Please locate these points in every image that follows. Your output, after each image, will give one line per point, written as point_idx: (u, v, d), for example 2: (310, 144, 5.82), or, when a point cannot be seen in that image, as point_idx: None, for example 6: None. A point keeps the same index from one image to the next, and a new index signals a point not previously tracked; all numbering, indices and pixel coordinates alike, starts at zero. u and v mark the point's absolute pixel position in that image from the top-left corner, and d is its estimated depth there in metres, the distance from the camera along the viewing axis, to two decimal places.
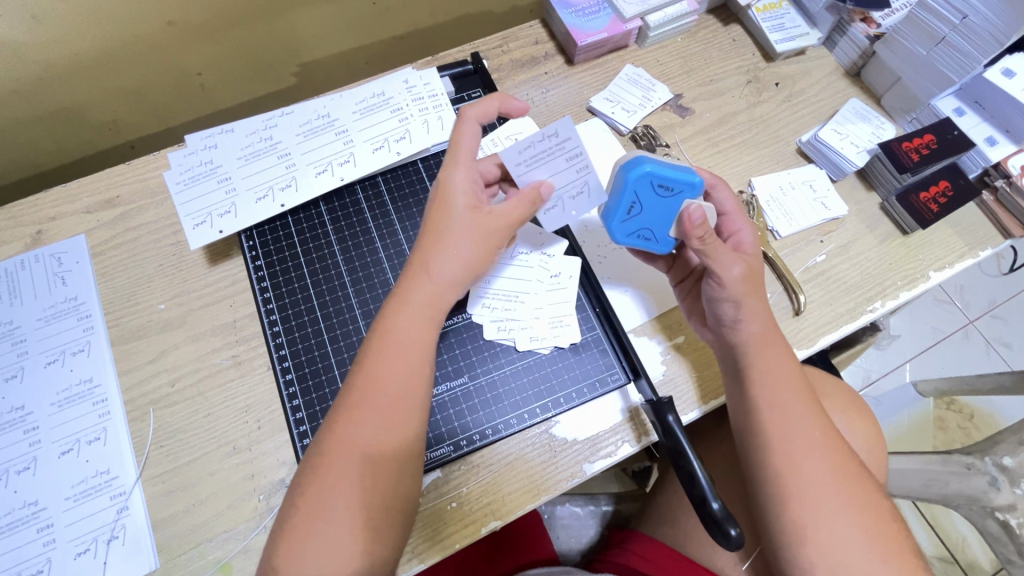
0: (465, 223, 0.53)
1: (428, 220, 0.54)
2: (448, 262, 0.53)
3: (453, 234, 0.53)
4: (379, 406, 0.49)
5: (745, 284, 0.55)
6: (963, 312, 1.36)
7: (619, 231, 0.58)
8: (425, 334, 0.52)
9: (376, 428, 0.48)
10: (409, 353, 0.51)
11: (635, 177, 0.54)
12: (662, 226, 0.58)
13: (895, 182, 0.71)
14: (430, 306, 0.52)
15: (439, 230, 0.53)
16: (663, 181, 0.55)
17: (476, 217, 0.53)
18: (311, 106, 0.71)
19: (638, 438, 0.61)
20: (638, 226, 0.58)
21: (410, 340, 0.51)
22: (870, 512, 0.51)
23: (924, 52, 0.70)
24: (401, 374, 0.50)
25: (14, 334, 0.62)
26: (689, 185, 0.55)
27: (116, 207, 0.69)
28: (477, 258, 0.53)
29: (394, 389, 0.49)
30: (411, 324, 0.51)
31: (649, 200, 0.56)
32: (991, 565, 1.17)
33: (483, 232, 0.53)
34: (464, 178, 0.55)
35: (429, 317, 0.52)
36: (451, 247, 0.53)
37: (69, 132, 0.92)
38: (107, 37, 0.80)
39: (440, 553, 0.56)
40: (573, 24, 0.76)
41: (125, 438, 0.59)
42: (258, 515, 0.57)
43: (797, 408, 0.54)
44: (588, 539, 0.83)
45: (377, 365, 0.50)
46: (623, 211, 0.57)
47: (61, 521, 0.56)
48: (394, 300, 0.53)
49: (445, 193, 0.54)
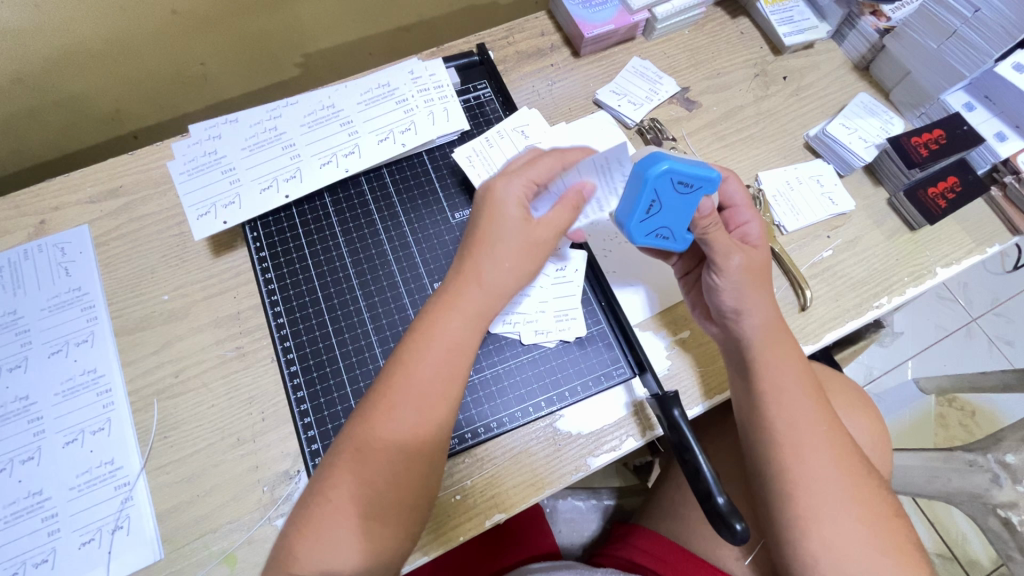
0: (519, 237, 0.53)
1: (477, 228, 0.54)
2: (499, 270, 0.52)
3: (504, 245, 0.53)
4: (406, 403, 0.48)
5: (745, 275, 0.55)
6: (966, 309, 1.36)
7: (637, 231, 0.56)
8: (469, 338, 0.51)
9: (410, 424, 0.48)
10: (451, 357, 0.50)
11: (654, 175, 0.52)
12: (682, 222, 0.55)
13: (903, 177, 0.70)
14: (476, 311, 0.51)
15: (489, 238, 0.53)
16: (682, 177, 0.53)
17: (527, 230, 0.53)
18: (316, 97, 0.70)
19: (642, 432, 0.61)
20: (658, 224, 0.56)
21: (454, 343, 0.50)
22: (874, 508, 0.51)
23: (934, 46, 0.69)
24: (440, 374, 0.49)
25: (16, 325, 0.62)
26: (709, 180, 0.53)
27: (119, 197, 0.68)
28: (523, 266, 0.53)
29: (434, 388, 0.49)
30: (456, 326, 0.51)
31: (669, 199, 0.54)
32: (991, 561, 1.18)
33: (531, 246, 0.53)
34: (519, 192, 0.54)
35: (474, 323, 0.51)
36: (501, 257, 0.52)
37: (69, 121, 0.92)
38: (107, 26, 0.79)
39: (444, 546, 0.56)
40: (579, 15, 0.76)
41: (130, 428, 0.59)
42: (262, 506, 0.57)
43: (804, 404, 0.53)
44: (589, 532, 0.83)
45: (418, 364, 0.49)
46: (642, 210, 0.54)
47: (64, 511, 0.56)
48: (438, 304, 0.52)
49: (497, 202, 0.53)
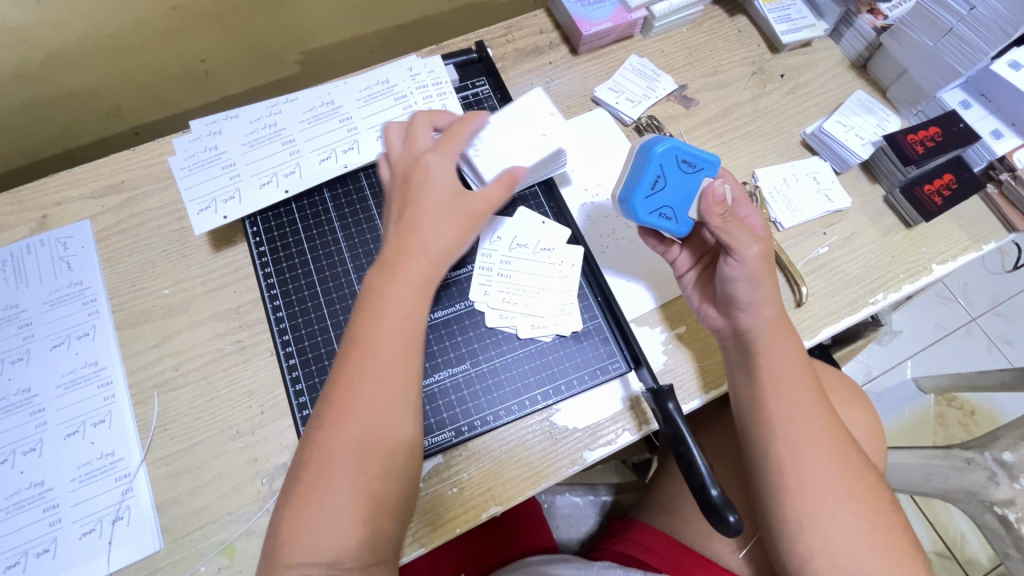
0: (449, 205, 0.52)
1: (408, 200, 0.52)
2: (435, 237, 0.52)
3: (437, 210, 0.52)
4: (377, 379, 0.48)
5: (760, 264, 0.55)
6: (965, 308, 1.36)
7: (642, 209, 0.58)
8: (413, 309, 0.50)
9: (374, 411, 0.48)
10: (402, 326, 0.50)
11: (659, 152, 0.56)
12: (683, 204, 0.59)
13: (899, 175, 0.71)
14: (416, 280, 0.51)
15: (419, 204, 0.52)
16: (687, 157, 0.57)
17: (458, 199, 0.53)
18: (315, 93, 0.71)
19: (638, 426, 0.61)
20: (661, 203, 0.58)
21: (398, 318, 0.50)
22: (869, 499, 0.51)
23: (930, 44, 0.70)
24: (396, 354, 0.49)
25: (19, 318, 0.63)
26: (709, 163, 0.58)
27: (121, 192, 0.69)
28: (461, 229, 0.53)
29: (392, 375, 0.48)
30: (399, 300, 0.50)
31: (673, 176, 0.57)
32: (990, 560, 1.18)
33: (465, 212, 0.53)
34: (444, 165, 0.54)
35: (418, 291, 0.51)
36: (436, 222, 0.52)
37: (72, 117, 0.92)
38: (108, 24, 0.80)
39: (441, 538, 0.56)
40: (577, 13, 0.76)
41: (129, 420, 0.60)
42: (261, 498, 0.58)
43: (802, 397, 0.54)
44: (587, 528, 0.83)
45: (371, 346, 0.49)
46: (647, 186, 0.57)
47: (66, 501, 0.57)
48: (380, 278, 0.51)
49: (425, 175, 0.53)
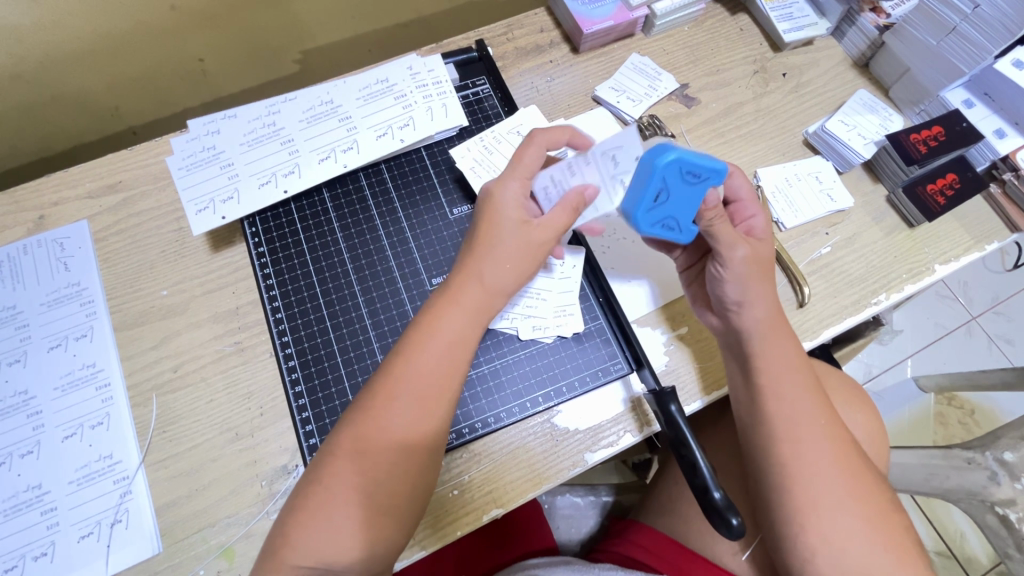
0: (513, 234, 0.53)
1: (478, 229, 0.54)
2: (498, 265, 0.52)
3: (503, 241, 0.53)
4: (416, 397, 0.48)
5: (749, 266, 0.55)
6: (966, 308, 1.36)
7: (644, 222, 0.54)
8: (468, 333, 0.51)
9: (410, 420, 0.48)
10: (453, 351, 0.50)
11: (663, 164, 0.51)
12: (688, 214, 0.54)
13: (902, 175, 0.70)
14: (476, 306, 0.52)
15: (490, 236, 0.53)
16: (692, 167, 0.51)
17: (524, 228, 0.53)
18: (314, 92, 0.70)
19: (640, 428, 0.61)
20: (665, 215, 0.54)
21: (451, 339, 0.51)
22: (872, 502, 0.51)
23: (934, 43, 0.69)
24: (442, 369, 0.50)
25: (16, 319, 0.62)
26: (717, 172, 0.52)
27: (118, 193, 0.68)
28: (522, 264, 0.53)
29: (432, 385, 0.49)
30: (458, 322, 0.51)
31: (677, 189, 0.52)
32: (989, 559, 1.18)
33: (529, 243, 0.53)
34: (515, 193, 0.55)
35: (475, 319, 0.52)
36: (500, 254, 0.53)
37: (68, 116, 0.92)
38: (104, 22, 0.79)
39: (442, 541, 0.56)
40: (578, 11, 0.76)
41: (128, 423, 0.60)
42: (260, 500, 0.57)
43: (804, 400, 0.53)
44: (588, 529, 0.83)
45: (420, 358, 0.49)
46: (649, 199, 0.53)
47: (64, 505, 0.56)
48: (439, 300, 0.52)
49: (495, 203, 0.55)
